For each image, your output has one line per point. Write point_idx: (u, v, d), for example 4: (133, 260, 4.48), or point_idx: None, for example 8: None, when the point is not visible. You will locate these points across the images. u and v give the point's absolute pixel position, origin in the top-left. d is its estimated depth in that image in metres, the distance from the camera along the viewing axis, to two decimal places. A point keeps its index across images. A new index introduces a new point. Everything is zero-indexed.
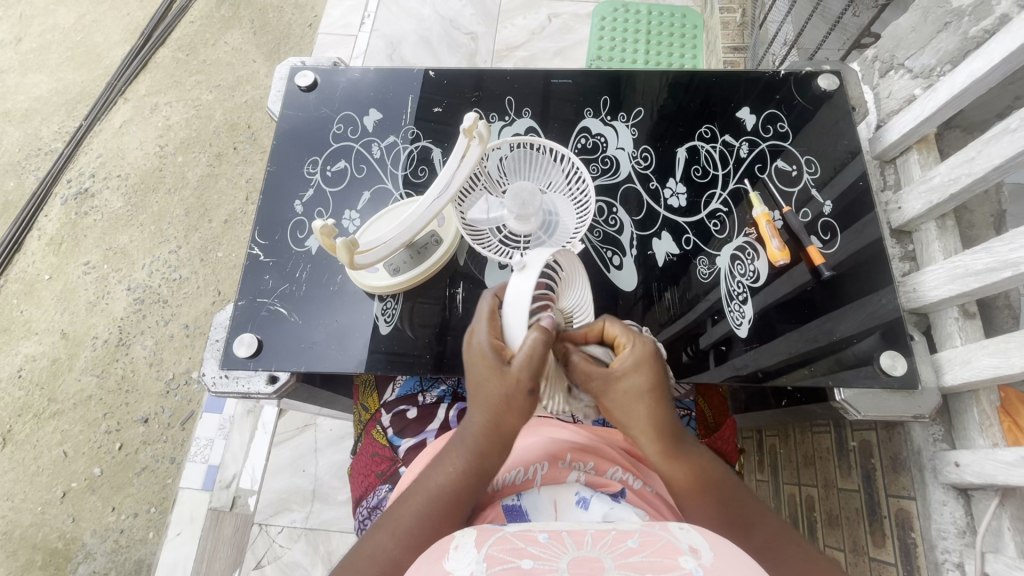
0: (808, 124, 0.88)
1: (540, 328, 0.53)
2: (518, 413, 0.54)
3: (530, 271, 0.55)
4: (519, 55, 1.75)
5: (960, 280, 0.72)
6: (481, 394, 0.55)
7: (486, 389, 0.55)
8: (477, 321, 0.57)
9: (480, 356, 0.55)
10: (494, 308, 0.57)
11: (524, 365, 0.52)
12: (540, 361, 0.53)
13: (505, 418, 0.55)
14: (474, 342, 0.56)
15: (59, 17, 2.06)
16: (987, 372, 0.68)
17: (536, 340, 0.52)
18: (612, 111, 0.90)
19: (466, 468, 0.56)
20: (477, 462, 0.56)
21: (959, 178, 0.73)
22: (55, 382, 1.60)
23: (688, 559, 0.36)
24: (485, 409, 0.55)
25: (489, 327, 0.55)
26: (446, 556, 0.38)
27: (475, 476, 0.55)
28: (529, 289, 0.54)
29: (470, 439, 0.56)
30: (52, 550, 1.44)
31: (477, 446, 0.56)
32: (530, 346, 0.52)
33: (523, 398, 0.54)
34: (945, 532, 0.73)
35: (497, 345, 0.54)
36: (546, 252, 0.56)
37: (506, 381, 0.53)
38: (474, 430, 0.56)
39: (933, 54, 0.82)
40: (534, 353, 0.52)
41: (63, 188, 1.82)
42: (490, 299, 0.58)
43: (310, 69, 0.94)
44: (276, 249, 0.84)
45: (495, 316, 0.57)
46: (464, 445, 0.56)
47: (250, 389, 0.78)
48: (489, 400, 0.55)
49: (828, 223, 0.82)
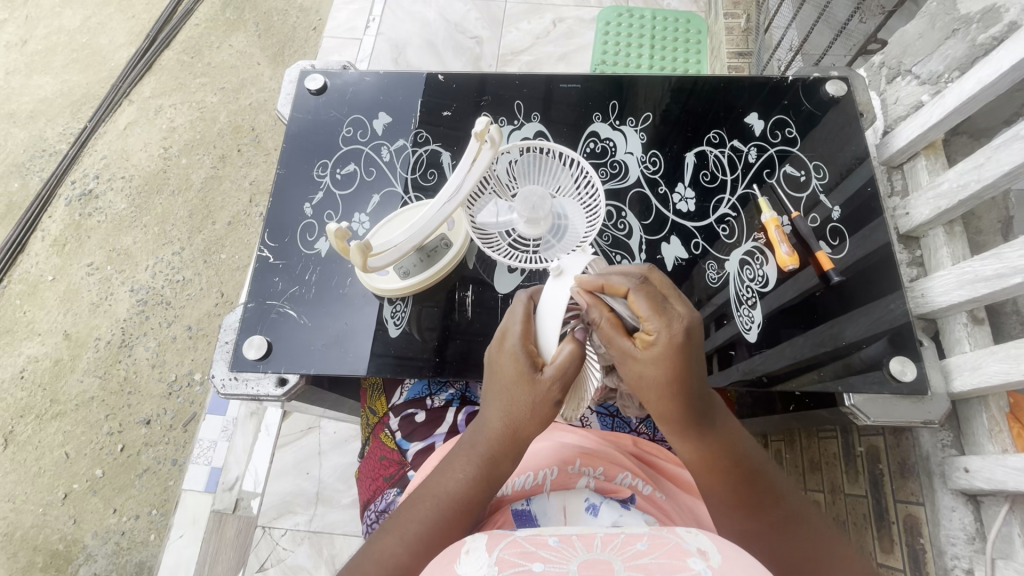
0: (816, 130, 0.88)
1: (574, 339, 0.54)
2: (540, 422, 0.55)
3: (566, 279, 0.57)
4: (524, 59, 1.75)
5: (968, 286, 0.72)
6: (505, 400, 0.55)
7: (512, 394, 0.55)
8: (510, 322, 0.57)
9: (510, 361, 0.55)
10: (529, 311, 0.57)
11: (556, 377, 0.53)
12: (572, 374, 0.54)
13: (523, 426, 0.55)
14: (505, 346, 0.56)
15: (64, 19, 2.07)
16: (997, 378, 0.68)
17: (571, 351, 0.54)
18: (620, 116, 0.91)
19: (479, 476, 0.56)
20: (489, 468, 0.56)
21: (968, 184, 0.74)
22: (57, 383, 1.60)
23: (696, 560, 0.36)
24: (506, 417, 0.55)
25: (522, 333, 0.55)
26: (458, 559, 0.38)
27: (486, 484, 0.56)
28: (565, 295, 0.55)
29: (482, 444, 0.56)
30: (53, 552, 1.44)
31: (490, 452, 0.56)
32: (564, 357, 0.53)
33: (548, 409, 0.54)
34: (954, 538, 0.73)
35: (530, 353, 0.55)
36: (582, 261, 0.58)
37: (535, 390, 0.54)
38: (488, 435, 0.56)
39: (941, 60, 0.82)
40: (569, 365, 0.54)
41: (67, 189, 1.82)
42: (524, 301, 0.58)
43: (319, 72, 0.94)
44: (285, 252, 0.84)
45: (530, 320, 0.57)
46: (478, 451, 0.56)
47: (259, 392, 0.78)
48: (512, 409, 0.55)
49: (836, 228, 0.82)
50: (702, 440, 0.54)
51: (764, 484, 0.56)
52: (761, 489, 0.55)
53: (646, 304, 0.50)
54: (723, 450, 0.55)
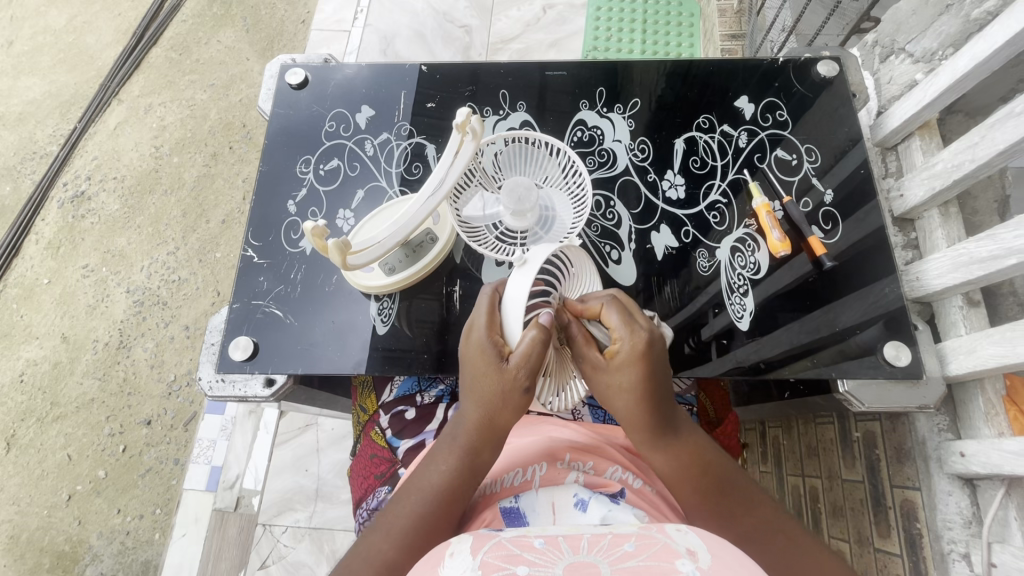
0: (807, 112, 0.86)
1: (538, 325, 0.52)
2: (514, 409, 0.54)
3: (529, 268, 0.55)
4: (514, 47, 1.73)
5: (964, 268, 0.71)
6: (478, 390, 0.55)
7: (484, 386, 0.55)
8: (476, 315, 0.56)
9: (478, 351, 0.55)
10: (494, 303, 0.57)
11: (521, 364, 0.52)
12: (537, 358, 0.52)
13: (498, 415, 0.55)
14: (472, 338, 0.56)
15: (50, 18, 2.04)
16: (993, 362, 0.67)
17: (535, 336, 0.52)
18: (608, 102, 0.89)
19: (460, 467, 0.55)
20: (471, 459, 0.56)
21: (962, 163, 0.72)
22: (57, 386, 1.60)
23: (685, 562, 0.36)
24: (481, 407, 0.55)
25: (487, 324, 0.55)
26: (442, 563, 0.38)
27: (468, 475, 0.55)
28: (526, 286, 0.54)
29: (463, 435, 0.56)
30: (59, 554, 1.44)
31: (470, 442, 0.56)
32: (527, 343, 0.52)
33: (519, 397, 0.54)
34: (951, 523, 0.72)
35: (496, 342, 0.54)
36: (546, 250, 0.57)
37: (503, 377, 0.53)
38: (468, 426, 0.56)
39: (935, 38, 0.80)
40: (532, 351, 0.52)
41: (60, 191, 1.81)
42: (489, 293, 0.58)
43: (300, 66, 0.93)
44: (270, 250, 0.83)
45: (494, 311, 0.56)
46: (458, 443, 0.56)
47: (247, 393, 0.77)
48: (486, 397, 0.54)
49: (828, 212, 0.81)
50: (675, 452, 0.56)
51: (738, 493, 0.57)
52: (736, 499, 0.56)
53: (618, 317, 0.54)
54: (696, 461, 0.57)
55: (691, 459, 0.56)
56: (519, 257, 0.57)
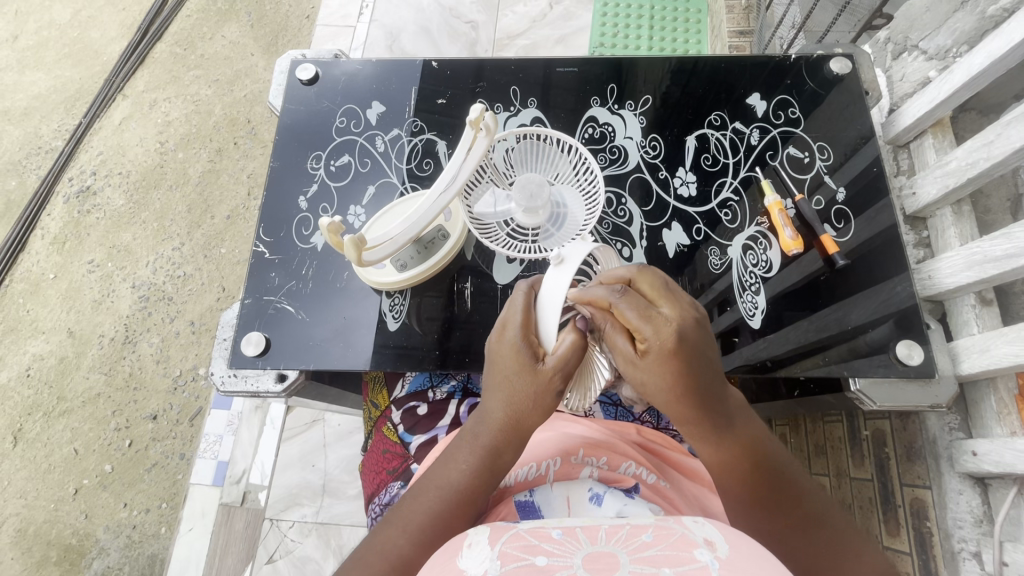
0: (819, 109, 0.86)
1: (575, 331, 0.54)
2: (542, 413, 0.55)
3: (568, 267, 0.53)
4: (520, 43, 1.72)
5: (977, 267, 0.70)
6: (507, 392, 0.55)
7: (514, 386, 0.55)
8: (510, 313, 0.56)
9: (511, 351, 0.54)
10: (529, 302, 0.56)
11: (557, 366, 0.53)
12: (574, 363, 0.54)
13: (526, 417, 0.55)
14: (506, 337, 0.55)
15: (55, 13, 2.04)
16: (1006, 361, 0.67)
17: (573, 342, 0.53)
18: (619, 99, 0.89)
19: (481, 467, 0.55)
20: (493, 458, 0.55)
21: (977, 162, 0.72)
22: (63, 381, 1.60)
23: (703, 551, 0.36)
24: (509, 407, 0.55)
25: (522, 324, 0.54)
26: (460, 553, 0.38)
27: (489, 474, 0.55)
28: (565, 284, 0.53)
29: (486, 435, 0.56)
30: (66, 546, 1.45)
31: (493, 444, 0.55)
32: (566, 348, 0.53)
33: (550, 399, 0.54)
34: (962, 521, 0.72)
35: (531, 345, 0.54)
36: (584, 249, 0.55)
37: (536, 381, 0.54)
38: (492, 425, 0.56)
39: (949, 35, 0.80)
40: (570, 355, 0.53)
41: (65, 186, 1.81)
42: (524, 290, 0.57)
43: (310, 61, 0.92)
44: (281, 246, 0.83)
45: (528, 311, 0.55)
46: (481, 442, 0.56)
47: (259, 388, 0.77)
48: (514, 401, 0.55)
49: (841, 210, 0.81)
50: (722, 442, 0.54)
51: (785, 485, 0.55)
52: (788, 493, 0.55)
53: (635, 312, 0.49)
54: (744, 450, 0.54)
55: (742, 450, 0.54)
56: (555, 254, 0.55)
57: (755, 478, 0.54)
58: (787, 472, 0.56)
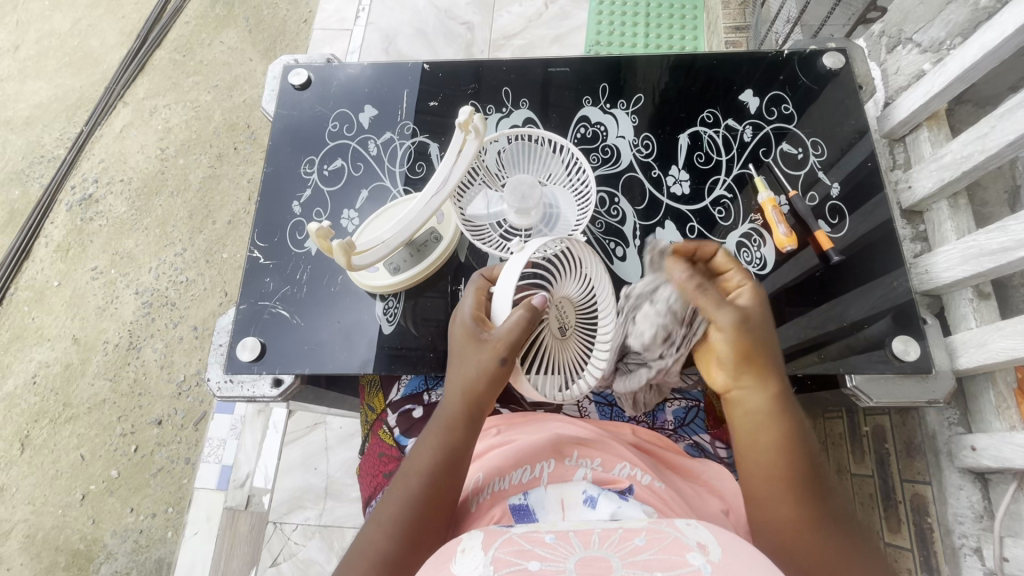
0: (813, 104, 0.86)
1: (526, 305, 0.55)
2: (489, 382, 0.58)
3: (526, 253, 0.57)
4: (516, 43, 1.72)
5: (973, 260, 0.70)
6: (459, 365, 0.60)
7: (466, 360, 0.59)
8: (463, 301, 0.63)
9: (461, 330, 0.60)
10: (481, 289, 0.64)
11: (504, 335, 0.56)
12: (520, 336, 0.55)
13: (477, 390, 0.59)
14: (459, 319, 0.61)
15: (55, 22, 2.05)
16: (1003, 355, 0.66)
17: (518, 318, 0.55)
18: (612, 98, 0.89)
19: (444, 450, 0.57)
20: (452, 437, 0.58)
21: (972, 155, 0.71)
22: (69, 387, 1.62)
23: (695, 555, 0.35)
24: (462, 383, 0.59)
25: (473, 305, 0.62)
26: (453, 559, 0.38)
27: (450, 454, 0.57)
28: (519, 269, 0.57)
29: (445, 414, 0.59)
30: (74, 552, 1.46)
31: (450, 422, 0.59)
32: (512, 321, 0.55)
33: (494, 366, 0.57)
34: (963, 517, 0.72)
35: (479, 317, 0.61)
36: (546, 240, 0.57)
37: (478, 350, 0.58)
38: (450, 405, 0.60)
39: (942, 27, 0.79)
40: (517, 326, 0.55)
41: (67, 194, 1.82)
42: (478, 283, 0.64)
43: (303, 67, 0.93)
44: (275, 251, 0.84)
45: (481, 297, 0.63)
46: (439, 424, 0.59)
47: (256, 393, 0.78)
48: (463, 375, 0.59)
49: (835, 206, 0.80)
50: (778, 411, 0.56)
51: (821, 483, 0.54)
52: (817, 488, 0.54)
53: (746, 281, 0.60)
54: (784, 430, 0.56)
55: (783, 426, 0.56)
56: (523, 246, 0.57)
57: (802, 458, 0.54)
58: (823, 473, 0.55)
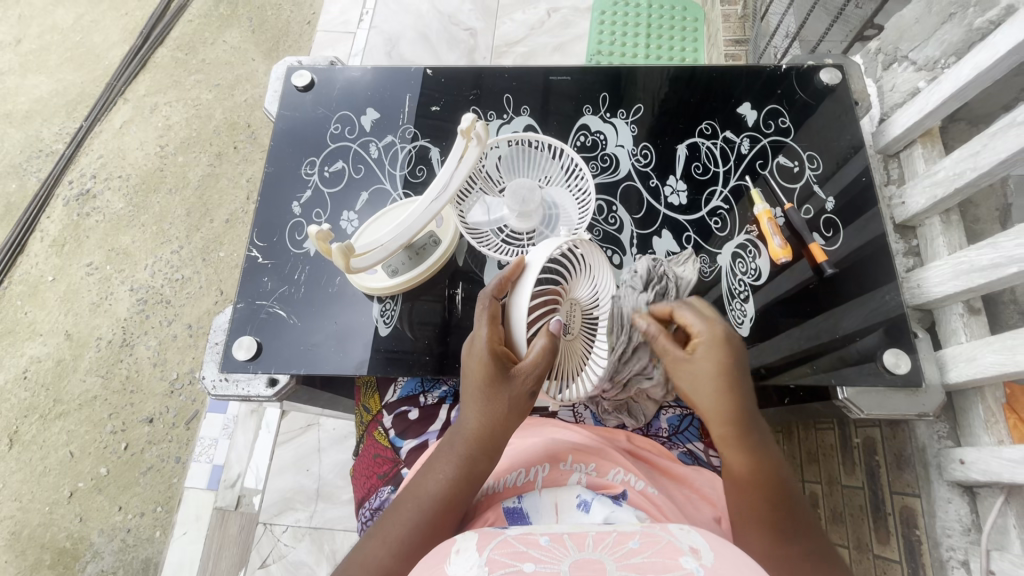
0: (809, 119, 0.87)
1: (547, 334, 0.55)
2: (516, 413, 0.56)
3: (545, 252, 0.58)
4: (519, 50, 1.73)
5: (964, 276, 0.71)
6: (481, 402, 0.56)
7: (487, 396, 0.56)
8: (477, 329, 0.58)
9: (477, 361, 0.56)
10: (494, 314, 0.58)
11: (531, 367, 0.55)
12: (546, 364, 0.56)
13: (501, 423, 0.56)
14: (474, 348, 0.57)
15: (57, 17, 2.05)
16: (991, 370, 0.67)
17: (544, 345, 0.55)
18: (612, 108, 0.90)
19: (457, 474, 0.55)
20: (468, 465, 0.56)
21: (964, 172, 0.72)
22: (60, 383, 1.61)
23: (688, 559, 0.36)
24: (481, 415, 0.56)
25: (489, 333, 0.57)
26: (447, 559, 0.38)
27: (466, 482, 0.55)
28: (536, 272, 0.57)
29: (462, 444, 0.56)
30: (60, 550, 1.45)
31: (469, 451, 0.56)
32: (537, 351, 0.55)
33: (524, 399, 0.56)
34: (950, 530, 0.73)
35: (499, 352, 0.56)
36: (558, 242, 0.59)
37: (512, 386, 0.55)
38: (466, 436, 0.56)
39: (937, 46, 0.81)
40: (542, 357, 0.55)
41: (65, 189, 1.82)
42: (488, 303, 0.58)
43: (307, 68, 0.93)
44: (274, 251, 0.84)
45: (495, 323, 0.58)
46: (456, 452, 0.56)
47: (250, 393, 0.78)
48: (481, 412, 0.56)
49: (830, 219, 0.82)
50: (754, 455, 0.55)
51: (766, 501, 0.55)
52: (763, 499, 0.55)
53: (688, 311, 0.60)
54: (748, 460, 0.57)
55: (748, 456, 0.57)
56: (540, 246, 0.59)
57: (773, 504, 0.54)
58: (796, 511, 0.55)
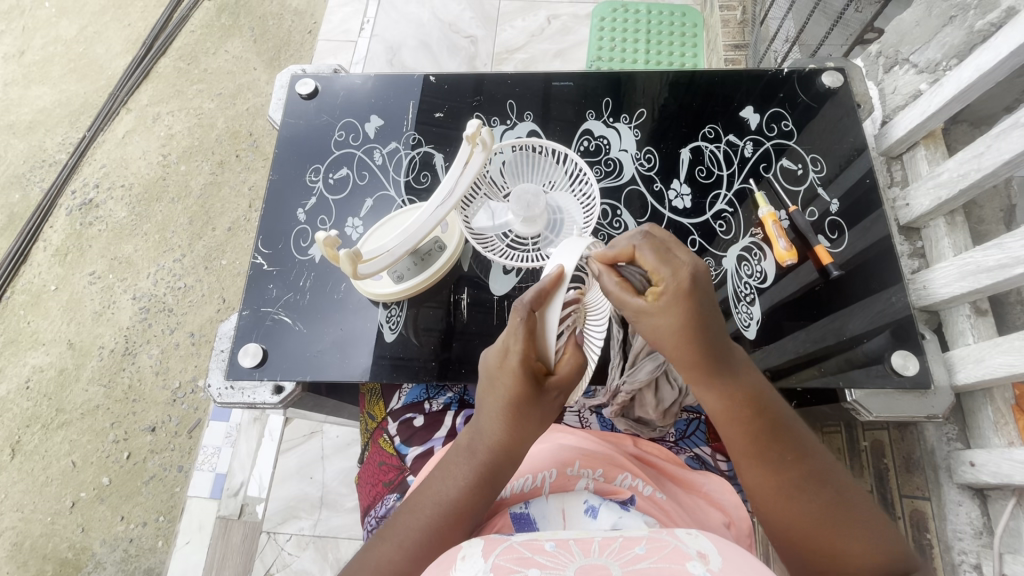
0: (813, 121, 0.87)
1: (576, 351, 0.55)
2: (540, 424, 0.55)
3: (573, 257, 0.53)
4: (519, 57, 1.74)
5: (971, 277, 0.71)
6: (510, 416, 0.53)
7: (517, 411, 0.53)
8: (511, 339, 0.51)
9: (510, 376, 0.52)
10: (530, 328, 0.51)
11: (561, 385, 0.54)
12: (575, 381, 0.55)
13: (525, 434, 0.55)
14: (506, 361, 0.52)
15: (61, 29, 2.07)
16: (1001, 371, 0.67)
17: (574, 361, 0.54)
18: (615, 113, 0.90)
19: (477, 482, 0.54)
20: (489, 474, 0.55)
21: (968, 173, 0.72)
22: (62, 393, 1.60)
23: (695, 564, 0.35)
24: (508, 427, 0.54)
25: (524, 350, 0.51)
26: (453, 566, 0.37)
27: (485, 489, 0.54)
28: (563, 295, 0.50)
29: (483, 452, 0.55)
30: (62, 561, 1.44)
31: (490, 459, 0.55)
32: (569, 369, 0.54)
33: (551, 413, 0.55)
34: (962, 533, 0.72)
35: (534, 369, 0.52)
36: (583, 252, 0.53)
37: (543, 403, 0.54)
38: (488, 444, 0.55)
39: (938, 49, 0.81)
40: (572, 374, 0.54)
41: (68, 199, 1.82)
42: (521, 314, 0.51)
43: (310, 76, 0.94)
44: (279, 258, 0.84)
45: (531, 336, 0.52)
46: (477, 458, 0.55)
47: (256, 399, 0.77)
48: (507, 424, 0.54)
49: (834, 221, 0.82)
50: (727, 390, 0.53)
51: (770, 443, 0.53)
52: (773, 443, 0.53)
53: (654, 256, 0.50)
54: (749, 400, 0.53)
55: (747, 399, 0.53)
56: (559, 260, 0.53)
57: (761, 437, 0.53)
58: (795, 433, 0.54)
